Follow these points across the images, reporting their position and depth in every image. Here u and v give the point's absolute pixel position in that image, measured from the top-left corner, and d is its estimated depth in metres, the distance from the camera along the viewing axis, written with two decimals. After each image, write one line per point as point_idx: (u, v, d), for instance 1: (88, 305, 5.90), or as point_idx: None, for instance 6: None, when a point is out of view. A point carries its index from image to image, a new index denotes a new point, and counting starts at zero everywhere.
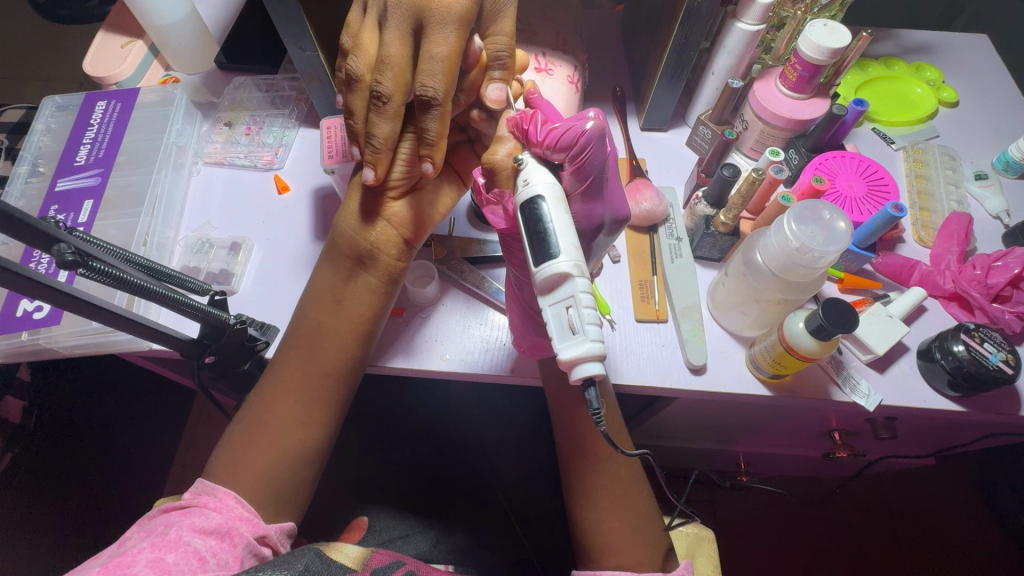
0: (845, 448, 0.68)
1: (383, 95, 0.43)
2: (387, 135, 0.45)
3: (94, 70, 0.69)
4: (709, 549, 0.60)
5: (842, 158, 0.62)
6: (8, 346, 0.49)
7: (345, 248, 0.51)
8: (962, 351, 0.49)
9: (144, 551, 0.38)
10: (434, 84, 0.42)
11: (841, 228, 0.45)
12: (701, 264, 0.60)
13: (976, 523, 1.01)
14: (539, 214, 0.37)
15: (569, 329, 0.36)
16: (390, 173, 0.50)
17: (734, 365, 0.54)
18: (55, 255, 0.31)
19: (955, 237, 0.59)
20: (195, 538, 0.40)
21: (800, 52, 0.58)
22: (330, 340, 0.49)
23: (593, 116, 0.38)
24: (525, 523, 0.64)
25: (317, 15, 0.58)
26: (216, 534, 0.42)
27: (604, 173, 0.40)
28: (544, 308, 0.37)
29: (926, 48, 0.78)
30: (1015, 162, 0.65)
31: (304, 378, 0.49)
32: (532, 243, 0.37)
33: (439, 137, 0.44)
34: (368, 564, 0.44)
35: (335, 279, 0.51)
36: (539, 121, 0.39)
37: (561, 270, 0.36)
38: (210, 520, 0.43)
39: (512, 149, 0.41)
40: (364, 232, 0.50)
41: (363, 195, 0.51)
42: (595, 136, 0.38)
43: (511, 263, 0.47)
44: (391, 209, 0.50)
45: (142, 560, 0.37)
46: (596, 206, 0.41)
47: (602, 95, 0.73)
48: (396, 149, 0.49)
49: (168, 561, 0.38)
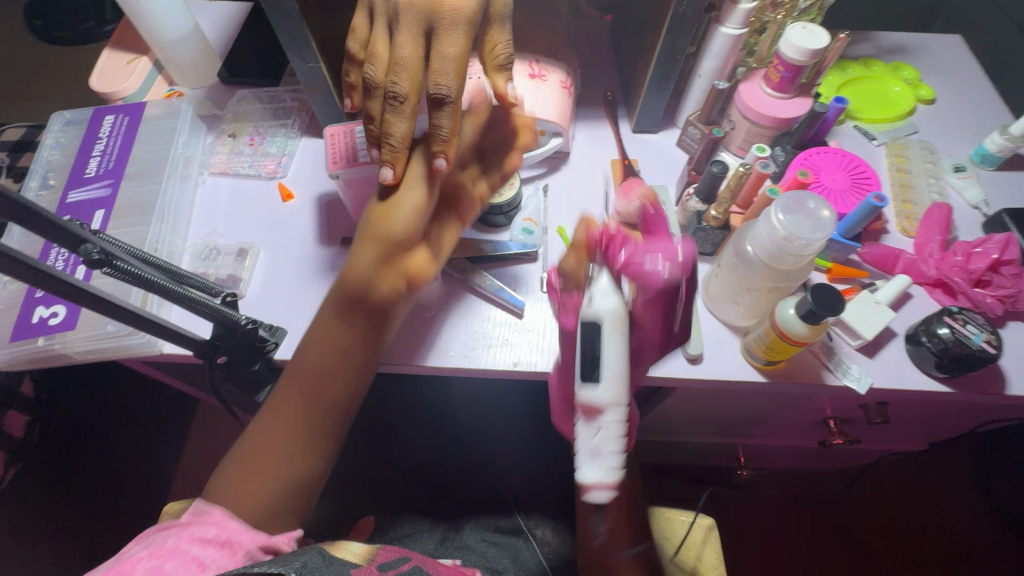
0: (841, 435, 0.69)
1: (397, 94, 0.46)
2: (401, 134, 0.46)
3: (100, 86, 0.71)
4: (712, 537, 0.61)
5: (826, 154, 0.65)
6: (23, 351, 0.50)
7: (349, 284, 0.49)
8: (947, 333, 0.52)
9: (144, 560, 0.40)
10: (448, 83, 0.45)
11: (825, 217, 0.48)
12: (695, 258, 0.62)
13: (975, 514, 1.02)
14: (596, 340, 0.44)
15: (591, 450, 0.44)
16: (400, 223, 0.47)
17: (731, 354, 0.56)
18: (84, 255, 0.33)
19: (936, 226, 0.62)
20: (192, 546, 0.42)
21: (781, 54, 0.61)
22: (332, 381, 0.51)
23: (671, 263, 0.48)
24: (529, 518, 0.66)
25: (320, 29, 0.60)
26: (215, 542, 0.43)
27: (672, 306, 0.48)
28: (579, 419, 0.44)
29: (902, 48, 0.82)
30: (990, 154, 0.68)
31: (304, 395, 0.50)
32: (584, 363, 0.44)
33: (450, 133, 0.46)
34: (373, 560, 0.46)
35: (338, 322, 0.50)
36: (623, 246, 0.48)
37: (598, 399, 0.43)
38: (210, 529, 0.44)
39: (585, 259, 0.50)
40: (371, 268, 0.48)
41: (381, 218, 0.47)
42: (665, 281, 0.46)
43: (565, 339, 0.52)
44: (391, 249, 0.48)
45: (141, 568, 0.39)
46: (658, 333, 0.49)
47: (594, 100, 0.75)
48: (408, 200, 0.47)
49: (166, 569, 0.39)
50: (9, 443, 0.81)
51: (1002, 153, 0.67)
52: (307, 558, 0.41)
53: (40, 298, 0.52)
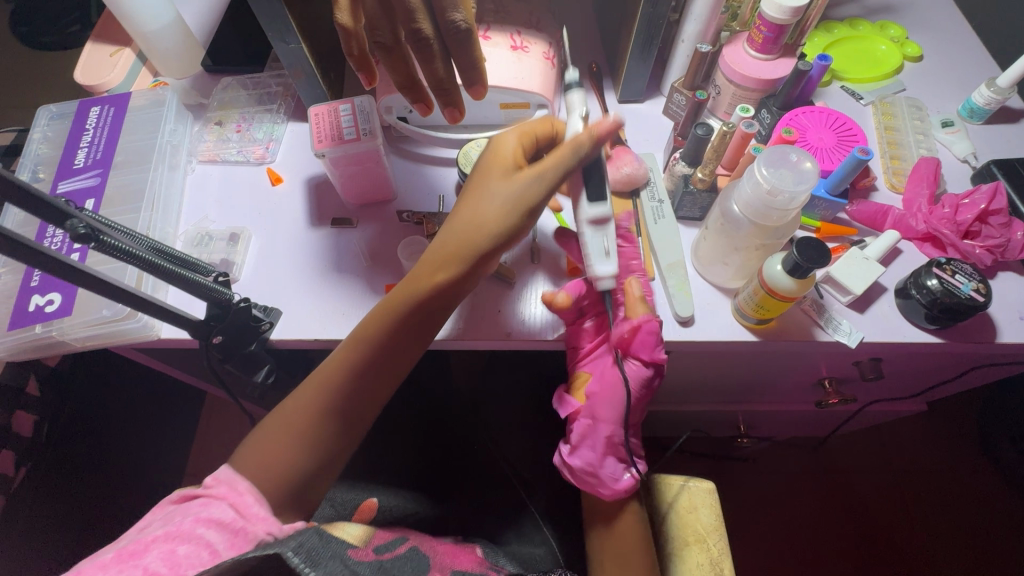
0: (837, 395, 0.70)
1: (428, 37, 0.47)
2: (446, 73, 0.50)
3: (85, 79, 0.71)
4: (711, 500, 0.60)
5: (812, 113, 0.64)
6: (23, 339, 0.51)
7: (445, 235, 0.50)
8: (935, 284, 0.52)
9: (157, 540, 0.38)
10: (461, 11, 0.47)
11: (809, 168, 0.48)
12: (684, 223, 0.63)
13: (976, 475, 1.03)
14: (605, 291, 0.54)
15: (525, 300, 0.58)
16: (497, 196, 0.48)
17: (722, 315, 0.57)
18: (69, 230, 0.35)
19: (924, 179, 0.62)
20: (205, 529, 0.40)
21: (763, 14, 0.60)
22: (468, 254, 0.49)
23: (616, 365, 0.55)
24: (531, 492, 0.67)
25: (299, 9, 0.60)
26: (230, 529, 0.41)
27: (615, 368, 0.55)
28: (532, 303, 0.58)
29: (889, 7, 0.81)
30: (978, 108, 0.68)
31: (353, 345, 0.49)
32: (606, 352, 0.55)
33: (478, 58, 0.50)
34: (370, 541, 0.49)
35: (432, 263, 0.49)
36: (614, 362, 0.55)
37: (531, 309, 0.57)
38: (227, 512, 0.42)
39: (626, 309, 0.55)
40: (477, 227, 0.48)
41: (516, 190, 0.48)
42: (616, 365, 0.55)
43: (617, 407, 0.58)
44: (489, 231, 0.48)
45: (154, 552, 0.37)
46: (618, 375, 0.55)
47: (579, 72, 0.75)
48: (502, 198, 0.48)
49: (180, 554, 0.38)
50: (18, 442, 0.82)
51: (989, 106, 0.67)
52: (305, 538, 0.39)
53: (34, 287, 0.53)
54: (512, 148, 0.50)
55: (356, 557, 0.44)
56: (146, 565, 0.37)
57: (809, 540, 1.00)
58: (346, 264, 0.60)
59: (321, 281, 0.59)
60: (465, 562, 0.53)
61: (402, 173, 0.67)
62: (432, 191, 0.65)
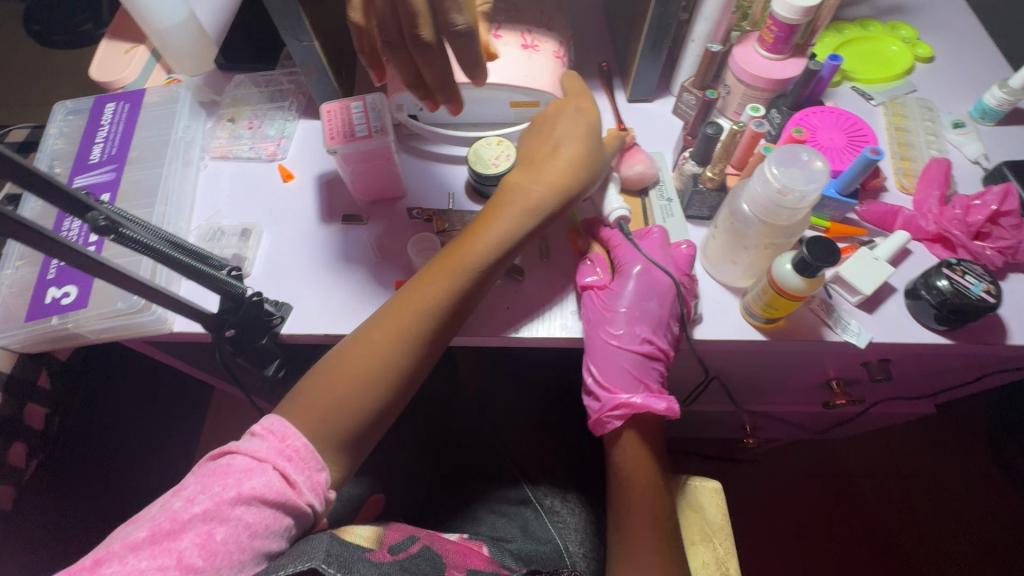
0: (845, 396, 0.70)
1: (428, 44, 0.48)
2: (443, 77, 0.51)
3: (100, 75, 0.72)
4: (718, 498, 0.60)
5: (822, 113, 0.64)
6: (40, 330, 0.52)
7: (552, 174, 0.56)
8: (945, 284, 0.52)
9: (195, 520, 0.39)
10: (462, 15, 0.47)
11: (819, 168, 0.48)
12: (692, 222, 0.63)
13: (984, 480, 1.03)
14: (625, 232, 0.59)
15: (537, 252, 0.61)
16: (594, 146, 0.59)
17: (730, 314, 0.57)
18: (90, 221, 0.36)
19: (935, 180, 0.62)
20: (244, 510, 0.40)
21: (774, 14, 0.60)
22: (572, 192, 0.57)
23: (624, 272, 0.57)
24: (536, 489, 0.67)
25: (312, 8, 0.61)
26: (272, 502, 0.41)
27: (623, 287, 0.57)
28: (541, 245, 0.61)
29: (901, 8, 0.80)
30: (990, 109, 0.67)
31: (447, 280, 0.52)
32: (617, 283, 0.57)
33: (478, 60, 0.50)
34: (382, 543, 0.49)
35: (540, 197, 0.55)
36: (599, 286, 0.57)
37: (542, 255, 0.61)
38: (269, 486, 0.42)
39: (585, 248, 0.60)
40: (582, 169, 0.57)
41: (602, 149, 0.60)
42: (624, 280, 0.56)
43: (632, 321, 0.55)
44: (589, 175, 0.58)
45: (191, 533, 0.38)
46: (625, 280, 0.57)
47: (589, 71, 0.75)
48: (595, 148, 0.59)
49: (216, 539, 0.38)
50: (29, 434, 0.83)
51: (1002, 107, 0.67)
52: (331, 547, 0.39)
53: (50, 279, 0.54)
54: (591, 115, 0.61)
55: (372, 561, 0.44)
56: (180, 551, 0.38)
57: (814, 541, 1.00)
58: (356, 260, 0.60)
59: (332, 276, 0.59)
60: (476, 561, 0.53)
61: (413, 170, 0.67)
62: (442, 189, 0.66)
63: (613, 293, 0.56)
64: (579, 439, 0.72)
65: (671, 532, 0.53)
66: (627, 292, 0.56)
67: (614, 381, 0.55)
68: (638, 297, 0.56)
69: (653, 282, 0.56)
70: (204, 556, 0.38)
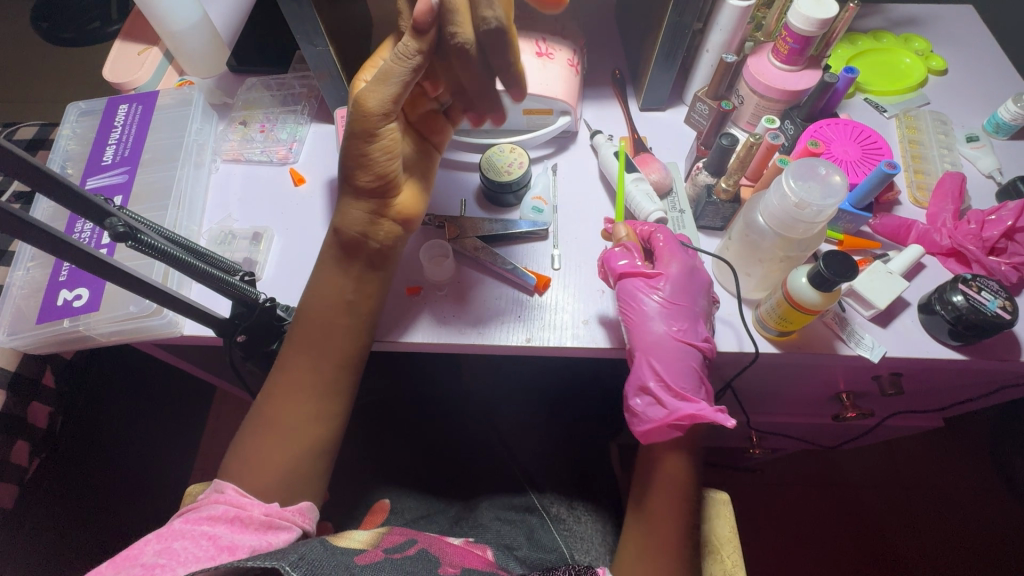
0: (855, 409, 0.69)
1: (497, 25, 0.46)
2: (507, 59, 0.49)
3: (114, 77, 0.72)
4: (726, 510, 0.59)
5: (836, 125, 0.64)
6: (50, 333, 0.52)
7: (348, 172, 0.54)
8: (960, 301, 0.51)
9: (150, 544, 0.40)
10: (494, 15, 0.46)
11: (837, 182, 0.48)
12: (705, 233, 0.63)
13: (989, 495, 1.02)
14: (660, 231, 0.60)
15: (552, 263, 0.60)
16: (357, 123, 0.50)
17: (742, 326, 0.56)
18: (109, 228, 0.36)
19: (949, 195, 0.61)
20: (200, 527, 0.42)
21: (789, 26, 0.60)
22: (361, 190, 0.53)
23: (680, 266, 0.55)
24: (542, 496, 0.66)
25: (328, 14, 0.61)
26: (225, 520, 0.44)
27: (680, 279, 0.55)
28: (555, 251, 0.61)
29: (914, 20, 0.80)
30: (1005, 123, 0.67)
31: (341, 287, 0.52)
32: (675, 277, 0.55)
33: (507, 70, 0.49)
34: (377, 545, 0.49)
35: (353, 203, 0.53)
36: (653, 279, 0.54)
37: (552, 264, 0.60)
38: (216, 509, 0.44)
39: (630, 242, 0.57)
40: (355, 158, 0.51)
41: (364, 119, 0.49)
42: (682, 273, 0.55)
43: (689, 317, 0.54)
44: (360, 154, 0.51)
45: (150, 551, 0.39)
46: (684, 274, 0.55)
47: (601, 79, 0.75)
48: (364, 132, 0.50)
49: (177, 546, 0.40)
50: None
51: (1016, 121, 0.66)
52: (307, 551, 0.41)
53: (63, 281, 0.54)
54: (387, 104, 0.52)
55: (361, 563, 0.44)
56: (146, 561, 0.38)
57: (817, 552, 0.99)
58: None
59: None
60: (474, 562, 0.51)
61: None
62: (454, 196, 0.65)
63: (672, 285, 0.54)
64: (585, 449, 0.72)
65: (674, 519, 0.52)
66: (685, 287, 0.55)
67: (678, 382, 0.52)
68: (693, 290, 0.55)
69: (703, 278, 0.56)
70: (170, 558, 0.38)
